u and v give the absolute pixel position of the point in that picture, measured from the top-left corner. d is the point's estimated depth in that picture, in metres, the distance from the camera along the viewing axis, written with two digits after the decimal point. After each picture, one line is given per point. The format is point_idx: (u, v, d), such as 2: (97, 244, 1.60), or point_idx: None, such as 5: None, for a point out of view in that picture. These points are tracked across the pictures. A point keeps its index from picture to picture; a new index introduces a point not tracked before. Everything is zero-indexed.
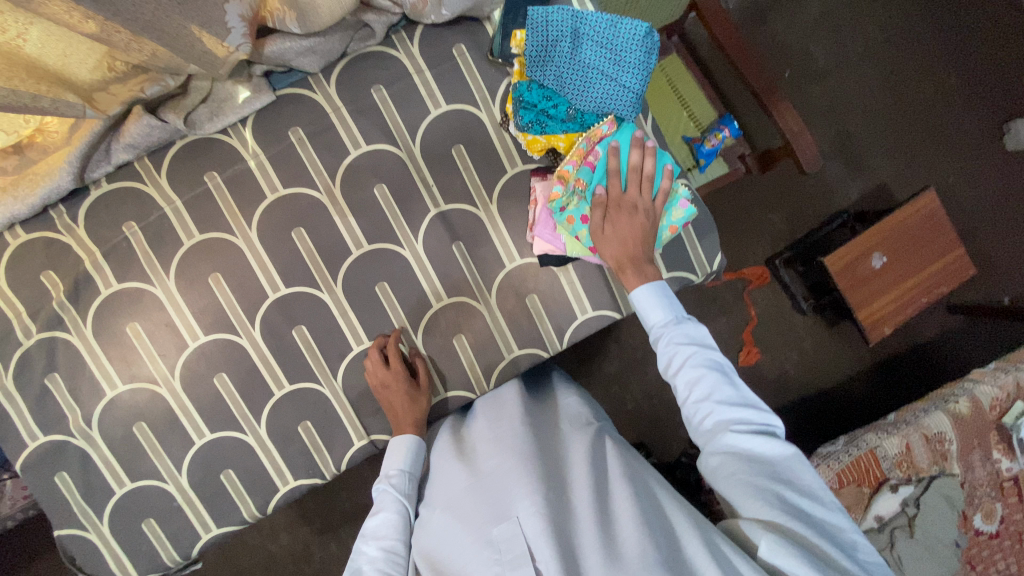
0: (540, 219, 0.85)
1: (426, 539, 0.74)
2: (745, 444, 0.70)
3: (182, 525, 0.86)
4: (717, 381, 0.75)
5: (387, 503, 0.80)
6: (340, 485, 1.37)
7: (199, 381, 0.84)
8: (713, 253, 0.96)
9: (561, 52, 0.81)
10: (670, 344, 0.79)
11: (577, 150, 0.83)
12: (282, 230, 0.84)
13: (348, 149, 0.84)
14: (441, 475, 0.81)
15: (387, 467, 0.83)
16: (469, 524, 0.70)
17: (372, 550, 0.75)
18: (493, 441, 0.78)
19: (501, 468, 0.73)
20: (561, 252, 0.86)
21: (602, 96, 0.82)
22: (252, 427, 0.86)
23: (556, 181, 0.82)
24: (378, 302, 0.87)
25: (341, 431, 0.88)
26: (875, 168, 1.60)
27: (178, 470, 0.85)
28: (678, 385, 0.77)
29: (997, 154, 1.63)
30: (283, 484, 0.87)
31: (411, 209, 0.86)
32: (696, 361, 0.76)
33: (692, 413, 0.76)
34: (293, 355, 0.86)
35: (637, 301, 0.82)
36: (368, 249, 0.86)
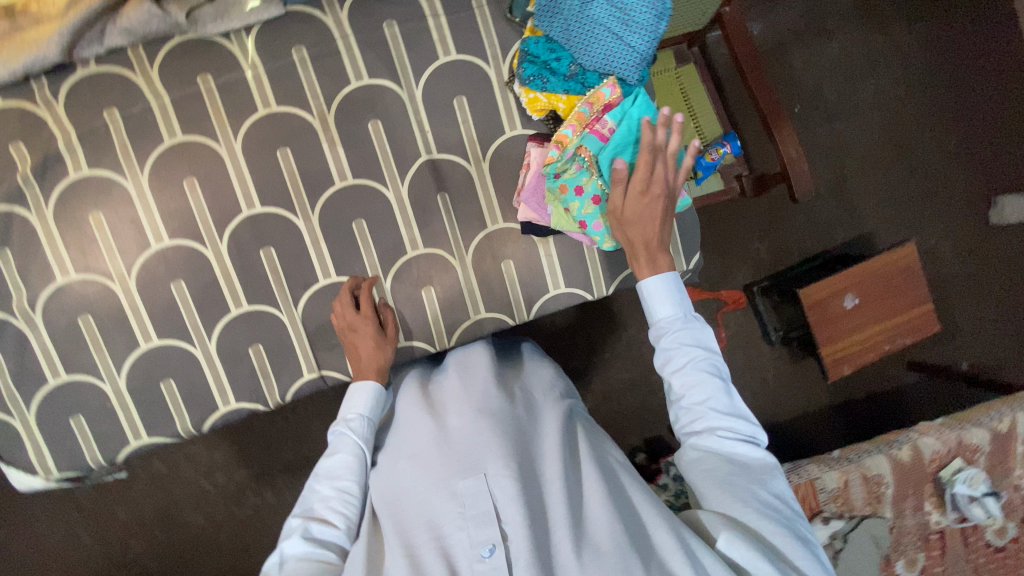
0: (529, 185, 0.84)
1: (383, 481, 0.72)
2: (730, 449, 0.70)
3: (113, 426, 0.84)
4: (716, 388, 0.73)
5: (345, 447, 0.77)
6: (284, 432, 1.35)
7: (156, 284, 0.82)
8: (692, 250, 0.97)
9: (571, 6, 0.80)
10: (674, 342, 0.76)
11: (578, 114, 0.81)
12: (268, 146, 0.82)
13: (348, 79, 0.83)
14: (404, 424, 0.77)
15: (347, 411, 0.80)
16: (432, 476, 0.66)
17: (327, 489, 0.74)
18: (462, 398, 0.74)
19: (472, 426, 0.69)
20: (545, 223, 0.86)
21: (606, 54, 0.80)
22: (204, 340, 0.84)
23: (553, 145, 0.81)
24: (353, 239, 0.86)
25: (293, 360, 0.87)
26: (864, 215, 1.64)
27: (119, 370, 0.83)
28: (674, 383, 0.75)
29: (982, 225, 1.68)
30: (224, 404, 0.86)
31: (401, 153, 0.85)
32: (698, 365, 0.74)
33: (683, 412, 0.74)
34: (256, 274, 0.84)
35: (645, 292, 0.79)
36: (352, 184, 0.85)
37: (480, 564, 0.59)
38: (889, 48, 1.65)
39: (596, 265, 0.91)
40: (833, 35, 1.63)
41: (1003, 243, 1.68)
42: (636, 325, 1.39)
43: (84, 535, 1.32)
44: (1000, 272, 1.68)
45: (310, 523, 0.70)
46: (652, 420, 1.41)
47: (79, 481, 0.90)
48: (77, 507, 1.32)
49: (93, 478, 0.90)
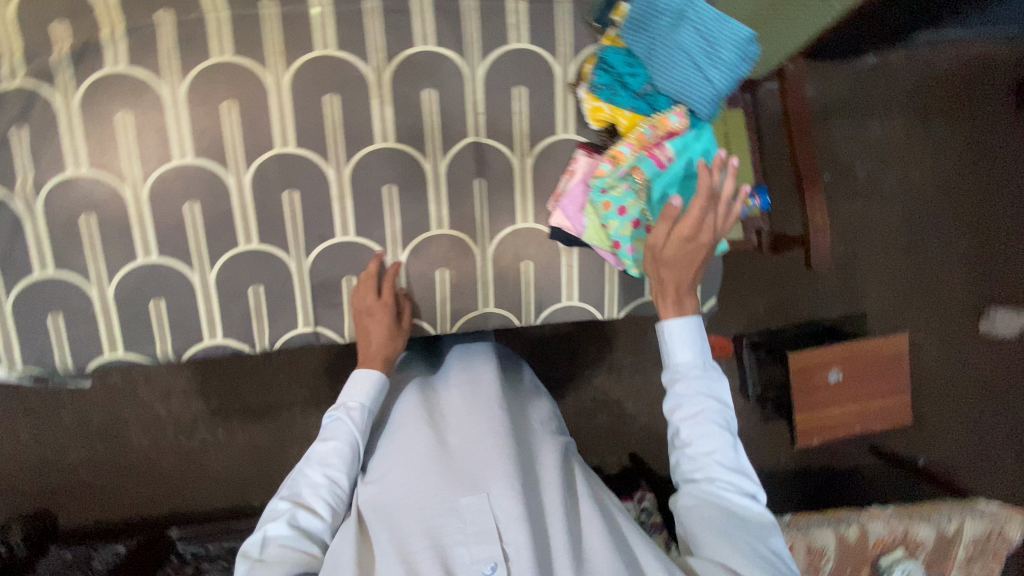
0: (571, 192, 0.83)
1: (375, 481, 0.71)
2: (732, 500, 0.71)
3: (91, 333, 0.81)
4: (724, 441, 0.73)
5: (341, 434, 0.76)
6: (252, 375, 1.32)
7: (170, 200, 0.79)
8: (709, 293, 0.97)
9: (660, 27, 0.78)
10: (688, 389, 0.76)
11: (638, 134, 0.81)
12: (317, 89, 0.79)
13: (414, 40, 0.80)
14: (400, 423, 0.76)
15: (347, 398, 0.79)
16: (430, 483, 0.67)
17: (317, 476, 0.73)
18: (467, 410, 0.74)
19: (476, 442, 0.70)
20: (576, 234, 0.85)
21: (682, 82, 0.78)
22: (205, 268, 0.81)
23: (607, 160, 0.82)
24: (379, 203, 0.83)
25: (290, 309, 0.84)
26: (862, 298, 1.66)
27: (112, 279, 0.80)
28: (682, 430, 0.75)
29: (970, 332, 1.71)
30: (210, 336, 0.83)
31: (448, 127, 0.83)
32: (708, 416, 0.74)
33: (688, 461, 0.74)
34: (273, 215, 0.81)
35: (667, 334, 0.78)
36: (392, 147, 0.82)
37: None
38: (926, 142, 1.67)
39: (612, 286, 0.90)
40: (877, 116, 1.63)
41: (985, 354, 1.71)
42: (625, 350, 1.38)
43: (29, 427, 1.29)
44: (975, 381, 1.71)
45: (297, 510, 0.70)
46: (618, 446, 1.41)
47: (41, 382, 0.86)
48: (27, 400, 1.27)
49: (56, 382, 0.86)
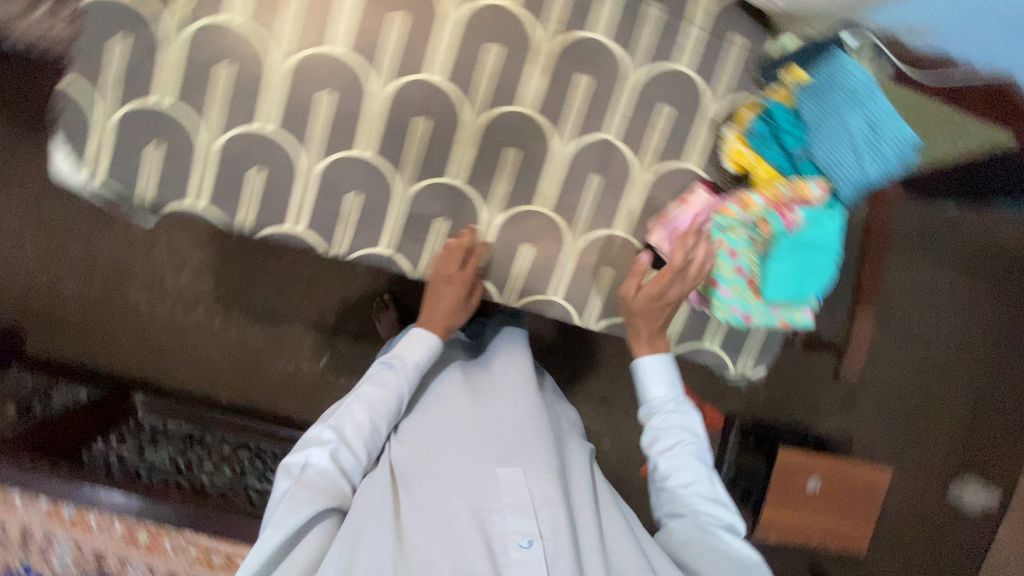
0: (685, 220, 0.82)
1: (421, 437, 0.86)
2: (714, 527, 0.78)
3: (181, 177, 0.80)
4: (700, 472, 0.82)
5: (388, 390, 0.87)
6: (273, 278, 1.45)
7: (307, 82, 0.79)
8: (764, 358, 0.91)
9: (834, 101, 0.79)
10: (663, 423, 0.86)
11: (773, 192, 0.82)
12: (482, 34, 0.80)
13: (587, 25, 0.81)
14: (445, 397, 0.91)
15: (401, 354, 0.90)
16: (474, 457, 0.82)
17: (360, 423, 0.84)
18: (505, 399, 0.89)
19: (516, 428, 0.85)
20: (672, 262, 0.84)
21: (835, 159, 0.79)
22: (314, 158, 0.81)
23: (736, 201, 0.81)
24: (496, 161, 0.83)
25: (377, 227, 0.84)
26: (852, 430, 1.61)
27: (223, 133, 0.79)
28: (659, 462, 0.84)
29: (952, 505, 1.60)
30: (293, 223, 0.83)
31: (589, 115, 0.83)
32: (683, 449, 0.83)
33: (669, 494, 0.83)
34: (395, 133, 0.81)
35: (642, 371, 0.88)
36: (529, 114, 0.82)
37: (516, 550, 0.75)
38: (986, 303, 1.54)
39: (676, 321, 0.91)
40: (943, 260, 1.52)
41: (962, 534, 1.60)
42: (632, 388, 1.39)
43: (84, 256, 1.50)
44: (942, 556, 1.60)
45: (342, 449, 0.81)
46: None
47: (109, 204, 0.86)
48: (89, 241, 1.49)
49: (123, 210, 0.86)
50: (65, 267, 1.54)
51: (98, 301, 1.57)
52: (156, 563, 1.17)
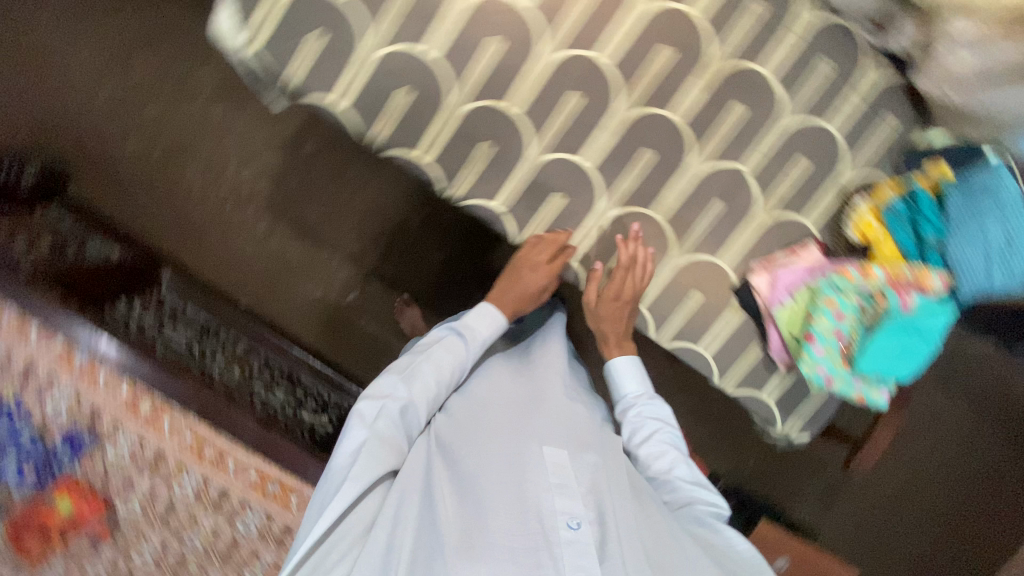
0: (799, 269, 0.83)
1: (472, 409, 0.99)
2: (694, 500, 0.96)
3: (331, 73, 0.80)
4: (677, 457, 1.00)
5: (455, 360, 1.03)
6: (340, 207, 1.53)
7: (481, 24, 0.78)
8: (812, 427, 0.93)
9: (985, 206, 0.80)
10: (638, 415, 1.07)
11: (896, 271, 0.82)
12: (659, 35, 0.80)
13: (759, 60, 0.82)
14: (494, 382, 1.05)
15: (466, 329, 1.08)
16: (520, 435, 0.90)
17: (427, 388, 0.98)
18: (551, 391, 1.01)
19: (559, 417, 0.95)
20: (771, 307, 0.84)
21: (966, 260, 0.81)
22: (463, 97, 0.81)
23: (857, 268, 0.82)
24: (629, 158, 0.83)
25: (497, 182, 0.86)
26: (820, 526, 1.58)
27: (387, 44, 0.78)
28: (641, 450, 1.03)
29: None
30: (421, 152, 0.84)
31: (731, 145, 0.83)
32: (660, 438, 1.02)
33: (657, 480, 1.00)
34: (545, 100, 0.81)
35: (617, 369, 1.12)
36: (677, 124, 0.82)
37: (567, 530, 0.77)
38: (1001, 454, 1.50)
39: (745, 364, 0.91)
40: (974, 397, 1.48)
41: None
42: None
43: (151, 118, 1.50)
44: None
45: (412, 408, 0.95)
46: None
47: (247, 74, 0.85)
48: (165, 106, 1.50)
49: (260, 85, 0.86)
50: (133, 126, 1.53)
51: (152, 167, 1.55)
52: (146, 438, 1.15)
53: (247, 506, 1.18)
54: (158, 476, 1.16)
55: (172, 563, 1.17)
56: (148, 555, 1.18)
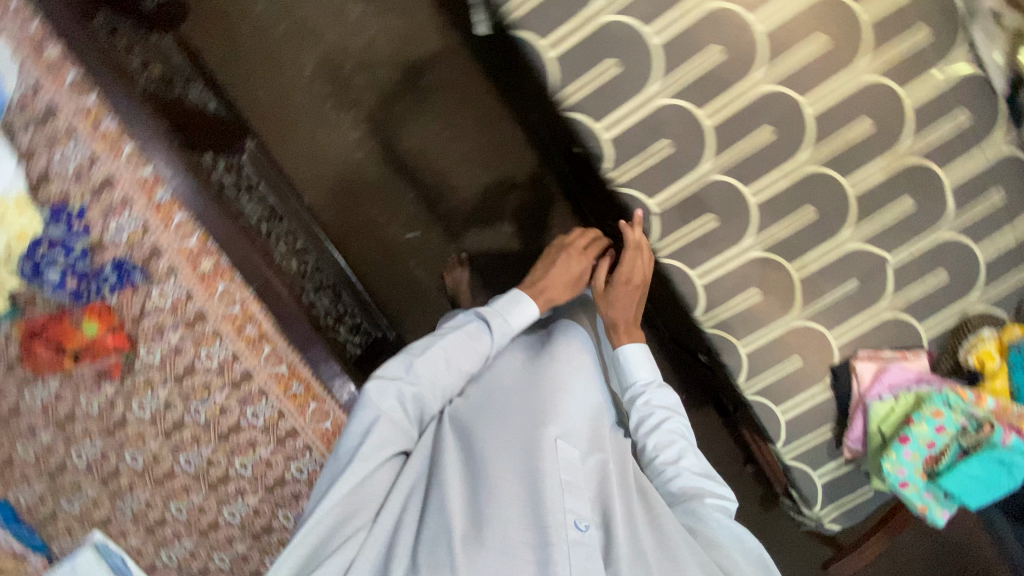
0: (904, 369, 0.84)
1: (488, 396, 1.07)
2: (694, 483, 1.02)
3: (554, 20, 0.80)
4: (681, 445, 1.06)
5: (473, 352, 1.07)
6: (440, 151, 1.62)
7: (709, 32, 0.78)
8: (844, 519, 0.96)
9: None
10: (647, 403, 1.11)
11: (1004, 404, 0.80)
12: (866, 108, 0.80)
13: (945, 168, 0.82)
14: (508, 374, 1.11)
15: (492, 314, 1.12)
16: (532, 427, 0.97)
17: (440, 376, 1.02)
18: (568, 388, 1.07)
19: (571, 417, 1.02)
20: (867, 395, 0.85)
21: None
22: (665, 90, 0.80)
23: (969, 389, 0.80)
24: (791, 210, 0.83)
25: (661, 182, 0.85)
26: None
27: (616, 13, 0.78)
28: (647, 438, 1.08)
29: None
30: (601, 126, 0.84)
31: (884, 234, 0.84)
32: (668, 425, 1.08)
33: (660, 467, 1.06)
34: (737, 125, 0.81)
35: (628, 355, 1.16)
36: (846, 197, 0.83)
37: (573, 528, 0.85)
38: None
39: (809, 440, 0.92)
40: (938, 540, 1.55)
41: None
42: None
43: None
44: None
45: (422, 394, 0.98)
46: None
47: None
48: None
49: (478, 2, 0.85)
50: None
51: (269, 39, 1.54)
52: (194, 295, 1.10)
53: (262, 396, 1.16)
54: (189, 335, 1.12)
55: (169, 424, 1.16)
56: (148, 408, 1.15)
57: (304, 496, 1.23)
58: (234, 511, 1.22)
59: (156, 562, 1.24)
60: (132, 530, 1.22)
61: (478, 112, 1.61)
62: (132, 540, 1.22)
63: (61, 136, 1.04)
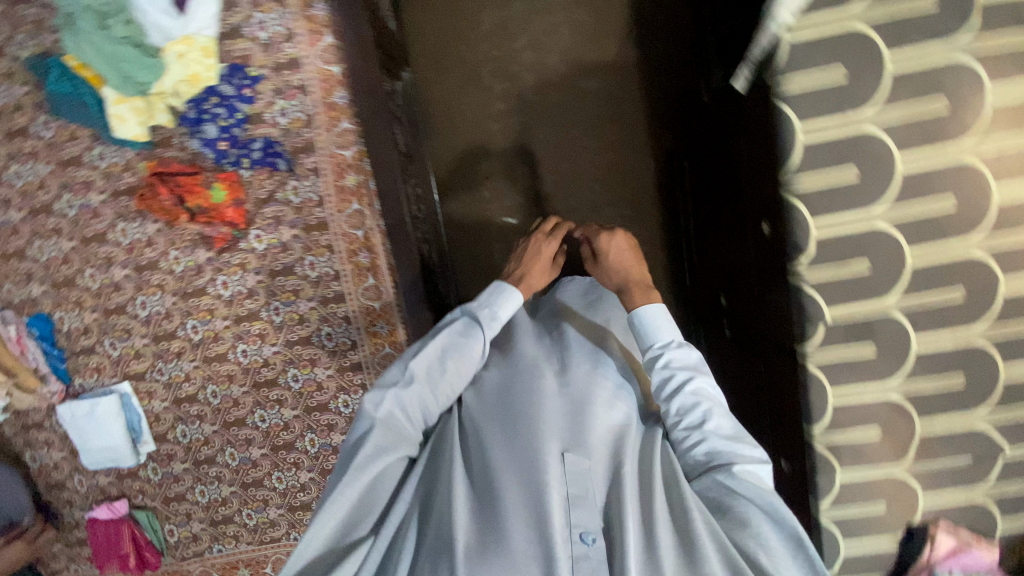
0: (974, 551, 0.87)
1: (499, 385, 0.92)
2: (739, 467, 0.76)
3: (818, 107, 0.77)
4: (713, 412, 0.82)
5: (471, 353, 0.90)
6: (567, 157, 1.61)
7: (954, 182, 0.77)
8: None
9: None
10: (667, 363, 0.89)
11: None
12: None
13: None
14: (521, 360, 0.96)
15: (485, 304, 0.96)
16: (539, 428, 0.83)
17: (442, 380, 0.88)
18: (586, 383, 0.91)
19: (585, 416, 0.86)
20: (935, 563, 0.87)
21: None
22: (888, 216, 0.79)
23: None
24: (942, 371, 0.84)
25: (843, 298, 0.83)
26: None
27: (880, 128, 0.77)
28: (669, 405, 0.86)
29: None
30: (815, 224, 0.81)
31: (1013, 428, 0.86)
32: (689, 387, 0.85)
33: (688, 445, 0.83)
34: (935, 277, 0.81)
35: (645, 316, 0.95)
36: (997, 381, 0.84)
37: (578, 544, 0.74)
38: None
39: None
40: None
41: None
42: None
43: None
44: None
45: (422, 396, 0.85)
46: None
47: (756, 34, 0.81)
48: None
49: (756, 52, 0.82)
50: None
51: None
52: (324, 204, 1.08)
53: (345, 321, 1.15)
54: (303, 239, 1.10)
55: (243, 312, 1.14)
56: (229, 289, 1.13)
57: (336, 430, 1.21)
58: (265, 417, 1.20)
59: (169, 434, 1.22)
60: (160, 394, 1.19)
61: (625, 139, 1.59)
62: (156, 404, 1.20)
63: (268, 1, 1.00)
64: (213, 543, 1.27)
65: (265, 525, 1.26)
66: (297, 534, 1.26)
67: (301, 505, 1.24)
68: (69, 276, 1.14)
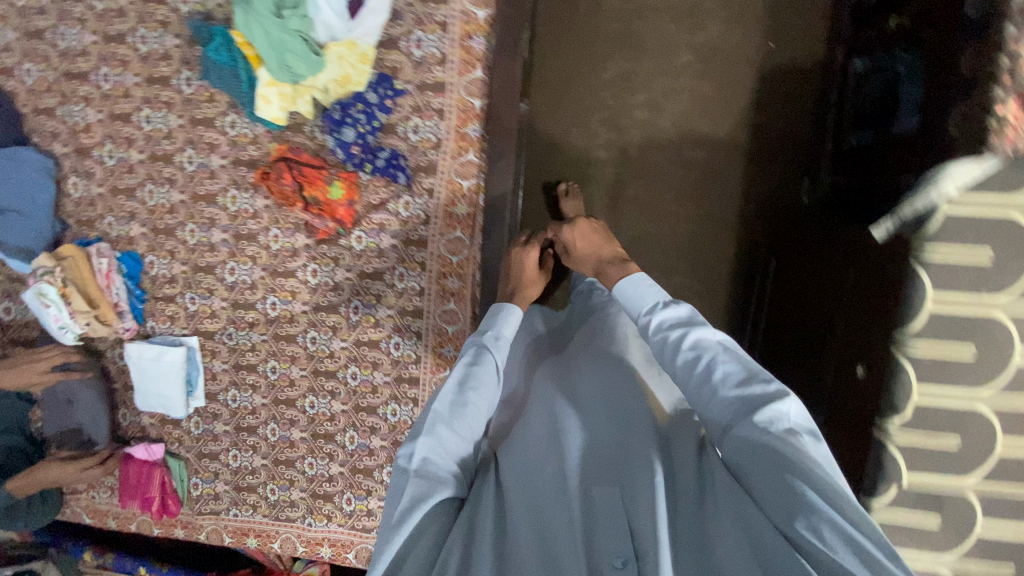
0: None
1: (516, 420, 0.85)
2: (764, 408, 0.62)
3: (953, 281, 0.77)
4: (716, 358, 0.70)
5: (489, 380, 0.80)
6: (652, 222, 1.59)
7: None
8: None
9: None
10: (659, 325, 0.79)
11: None
12: None
13: None
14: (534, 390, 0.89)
15: (496, 329, 0.88)
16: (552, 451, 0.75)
17: (466, 413, 0.74)
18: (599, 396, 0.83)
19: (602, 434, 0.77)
20: None
21: None
22: (990, 402, 0.79)
23: None
24: (1000, 561, 0.83)
25: (921, 465, 0.83)
26: None
27: (1007, 316, 0.77)
28: (675, 363, 0.74)
29: None
30: (917, 391, 0.81)
31: None
32: (685, 339, 0.75)
33: (704, 404, 0.70)
34: (1018, 469, 0.80)
35: (628, 290, 0.88)
36: None
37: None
38: None
39: None
40: None
41: None
42: None
43: (658, 34, 1.52)
44: None
45: (454, 440, 0.72)
46: None
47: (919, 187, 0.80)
48: (678, 41, 1.52)
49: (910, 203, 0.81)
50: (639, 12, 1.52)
51: (597, 38, 1.54)
52: (429, 223, 1.11)
53: (415, 336, 1.17)
54: (399, 250, 1.13)
55: (323, 302, 1.18)
56: (317, 277, 1.16)
57: (377, 435, 1.22)
58: (314, 404, 1.23)
59: (219, 394, 1.25)
60: (222, 356, 1.23)
61: (716, 209, 1.57)
62: (217, 363, 1.24)
63: (432, 23, 1.04)
64: (231, 506, 1.30)
65: (285, 503, 1.28)
66: (312, 520, 1.28)
67: (323, 494, 1.27)
68: (170, 226, 1.18)
